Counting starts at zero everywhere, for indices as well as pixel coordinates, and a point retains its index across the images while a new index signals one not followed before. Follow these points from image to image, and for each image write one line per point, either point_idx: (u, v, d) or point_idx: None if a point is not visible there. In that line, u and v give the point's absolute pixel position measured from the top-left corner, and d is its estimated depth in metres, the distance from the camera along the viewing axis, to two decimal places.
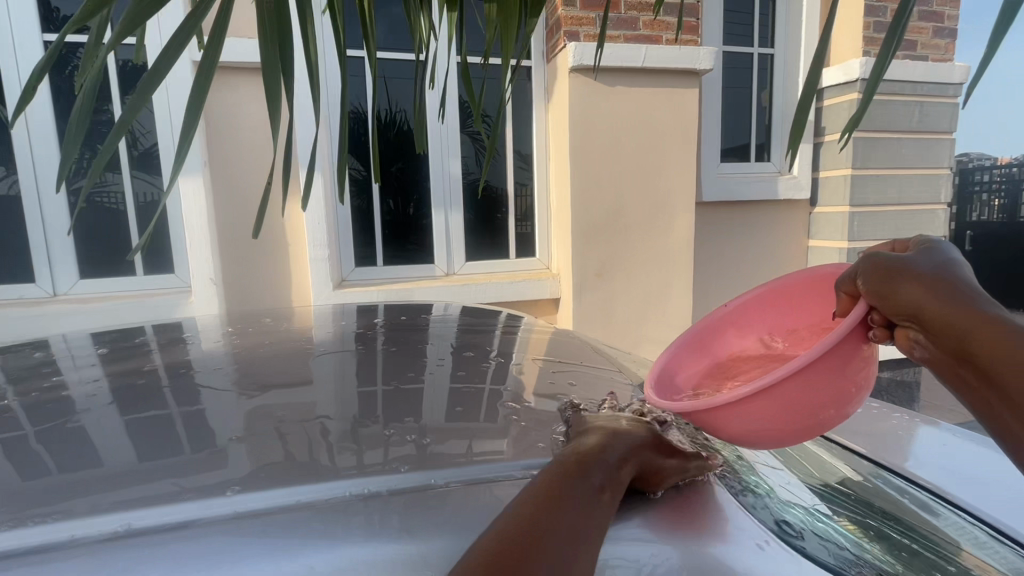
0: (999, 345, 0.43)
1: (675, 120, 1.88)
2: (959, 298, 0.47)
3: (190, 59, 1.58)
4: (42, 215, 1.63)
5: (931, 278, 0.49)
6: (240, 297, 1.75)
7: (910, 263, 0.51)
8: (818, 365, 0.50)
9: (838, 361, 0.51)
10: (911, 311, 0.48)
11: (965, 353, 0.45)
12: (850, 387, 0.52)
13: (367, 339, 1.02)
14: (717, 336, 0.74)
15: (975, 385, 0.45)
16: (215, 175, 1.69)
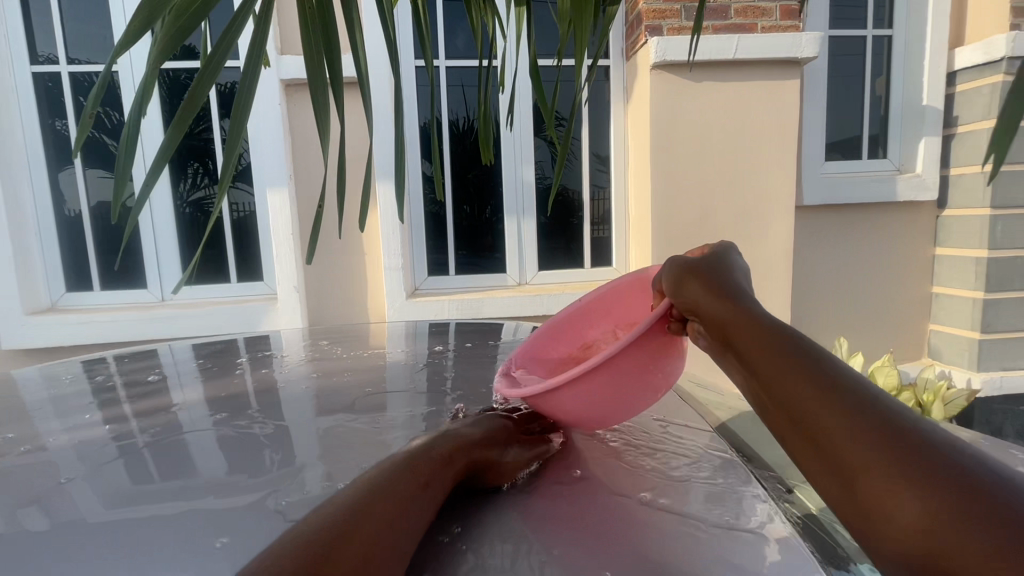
0: (762, 343, 0.47)
1: (770, 116, 1.70)
2: (730, 297, 0.53)
3: (278, 78, 1.66)
4: (154, 227, 1.80)
5: (708, 275, 0.56)
6: (322, 305, 1.82)
7: (699, 270, 0.58)
8: (627, 358, 0.57)
9: (642, 354, 0.57)
10: (694, 308, 0.55)
11: (734, 343, 0.50)
12: (656, 377, 0.59)
13: (436, 364, 1.00)
14: (578, 325, 0.83)
15: (739, 374, 0.50)
16: (299, 188, 1.76)
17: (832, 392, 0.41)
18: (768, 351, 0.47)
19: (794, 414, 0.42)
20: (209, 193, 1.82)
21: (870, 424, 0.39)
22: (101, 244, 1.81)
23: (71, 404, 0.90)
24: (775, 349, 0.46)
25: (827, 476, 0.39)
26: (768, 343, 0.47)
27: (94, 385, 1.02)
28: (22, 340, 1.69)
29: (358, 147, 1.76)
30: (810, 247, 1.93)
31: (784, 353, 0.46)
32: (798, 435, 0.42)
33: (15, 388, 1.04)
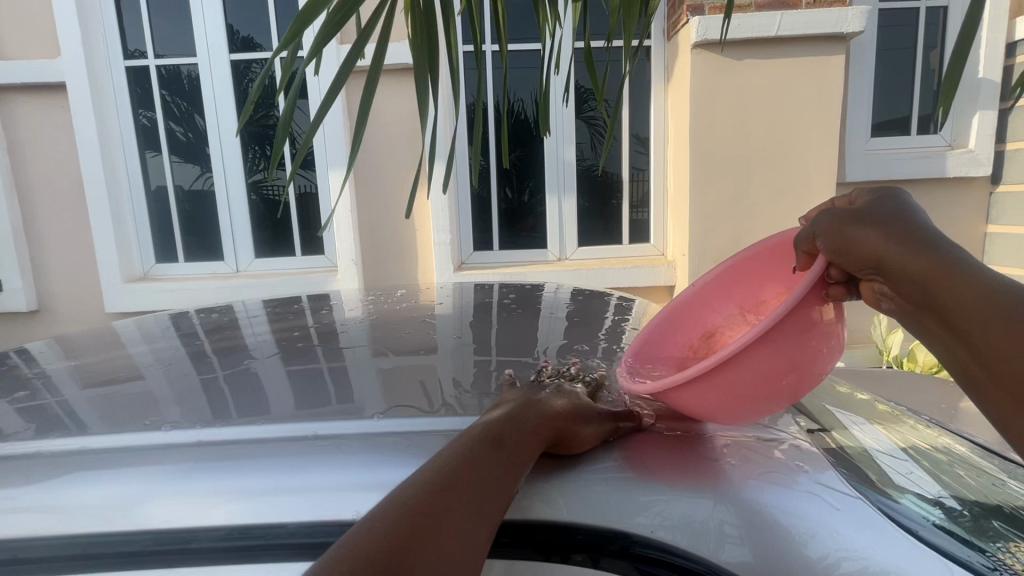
0: (972, 296, 0.41)
1: (817, 92, 1.71)
2: (917, 245, 0.45)
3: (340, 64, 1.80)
4: (230, 203, 1.99)
5: (887, 227, 0.46)
6: (375, 276, 1.97)
7: (864, 212, 0.48)
8: (783, 332, 0.47)
9: (798, 328, 0.48)
10: (873, 262, 0.46)
11: (931, 302, 0.42)
12: (819, 353, 0.49)
13: (483, 317, 1.11)
14: (692, 311, 0.73)
15: (939, 340, 0.43)
16: (357, 169, 1.91)
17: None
18: (970, 305, 0.41)
19: (1017, 380, 0.37)
20: (276, 176, 2.00)
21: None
22: (184, 220, 2.03)
23: (168, 346, 1.04)
24: (977, 300, 0.40)
25: None
26: (985, 298, 0.40)
27: (182, 333, 1.17)
28: (121, 304, 1.93)
29: (408, 129, 1.89)
30: None
31: (1004, 308, 0.40)
32: (1021, 393, 0.37)
33: (116, 335, 1.20)
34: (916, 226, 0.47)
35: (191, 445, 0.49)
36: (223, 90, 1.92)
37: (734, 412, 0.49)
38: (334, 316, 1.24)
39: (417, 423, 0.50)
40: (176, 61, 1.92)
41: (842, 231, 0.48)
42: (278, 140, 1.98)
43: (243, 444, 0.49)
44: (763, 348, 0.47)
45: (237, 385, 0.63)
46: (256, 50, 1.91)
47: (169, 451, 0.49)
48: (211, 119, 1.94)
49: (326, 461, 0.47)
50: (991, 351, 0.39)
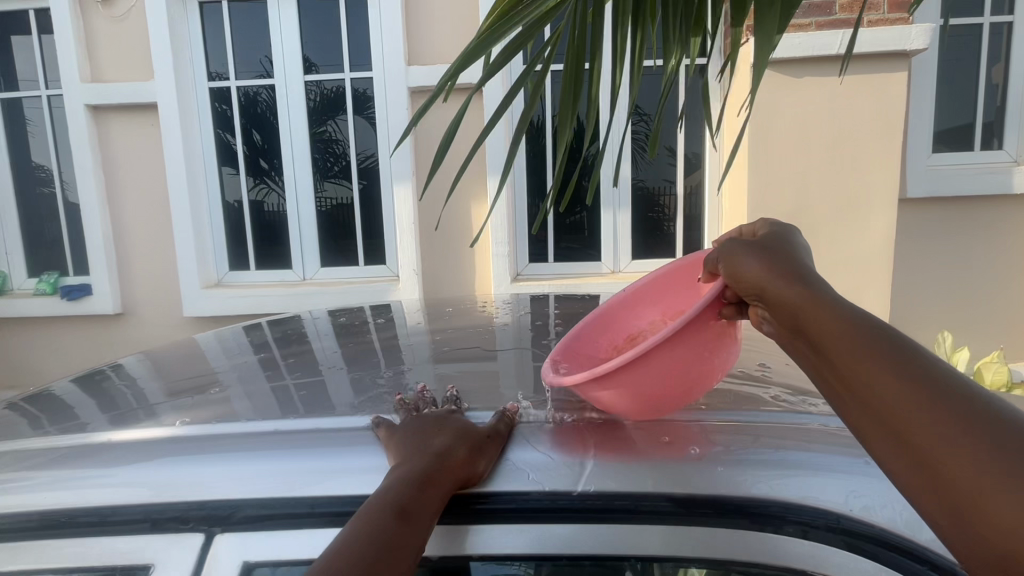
0: (839, 325, 0.41)
1: (876, 109, 1.72)
2: (794, 275, 0.45)
3: (407, 84, 1.90)
4: (298, 215, 2.12)
5: (770, 257, 0.48)
6: (434, 286, 2.05)
7: (755, 245, 0.50)
8: (679, 343, 0.50)
9: (692, 340, 0.51)
10: (755, 290, 0.46)
11: (802, 329, 0.43)
12: (710, 364, 0.53)
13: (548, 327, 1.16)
14: (619, 317, 0.74)
15: (812, 365, 0.43)
16: (420, 183, 2.00)
17: (927, 387, 0.37)
18: (837, 335, 0.41)
19: (877, 407, 0.38)
20: (343, 189, 2.10)
21: (991, 428, 0.35)
22: (257, 230, 2.15)
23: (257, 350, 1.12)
24: (843, 332, 0.41)
25: (899, 449, 0.37)
26: (850, 328, 0.40)
27: (264, 337, 1.25)
28: (198, 309, 2.05)
29: (469, 146, 1.97)
30: (915, 238, 1.90)
31: (867, 343, 0.40)
32: (877, 426, 0.38)
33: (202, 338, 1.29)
34: (802, 260, 0.48)
35: (350, 433, 0.53)
36: (297, 109, 2.05)
37: (669, 401, 0.51)
38: (404, 325, 1.30)
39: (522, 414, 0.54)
40: (254, 82, 2.05)
41: (733, 258, 0.49)
42: (346, 156, 2.08)
43: (363, 431, 0.54)
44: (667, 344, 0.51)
45: (368, 386, 0.67)
46: (328, 71, 2.03)
47: (330, 438, 0.53)
48: (285, 136, 2.07)
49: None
50: (855, 386, 0.39)
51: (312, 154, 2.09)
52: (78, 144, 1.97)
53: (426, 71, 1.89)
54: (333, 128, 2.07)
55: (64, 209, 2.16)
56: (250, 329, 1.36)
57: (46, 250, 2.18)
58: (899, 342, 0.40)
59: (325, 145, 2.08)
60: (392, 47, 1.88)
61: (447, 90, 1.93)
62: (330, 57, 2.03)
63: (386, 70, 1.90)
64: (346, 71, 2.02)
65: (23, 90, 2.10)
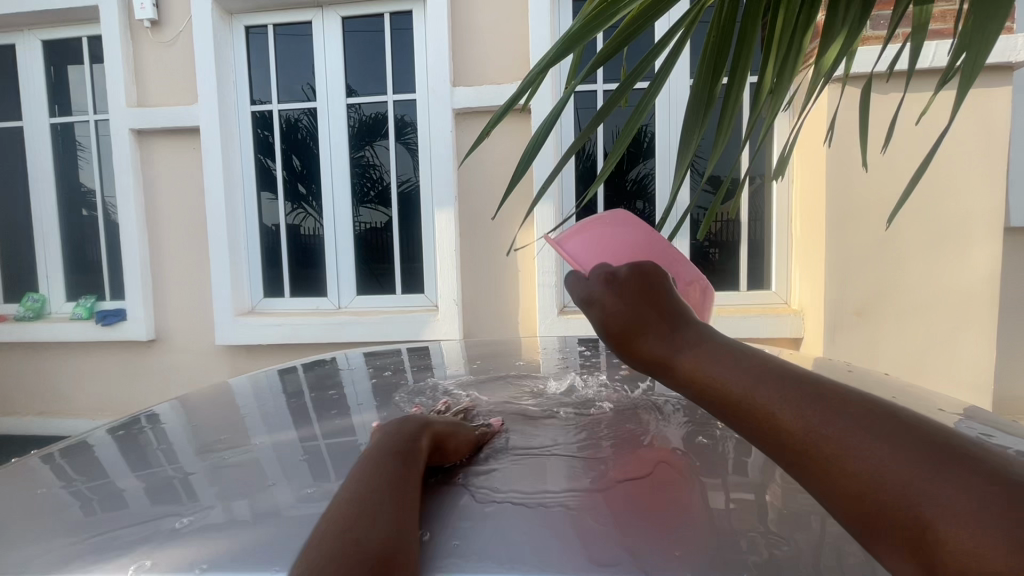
0: (757, 388, 0.36)
1: (974, 130, 1.53)
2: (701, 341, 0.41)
3: (452, 107, 1.82)
4: (337, 242, 2.04)
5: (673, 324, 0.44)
6: (475, 319, 1.92)
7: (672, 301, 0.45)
8: None
9: None
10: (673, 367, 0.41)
11: (730, 407, 0.37)
12: None
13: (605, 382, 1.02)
14: None
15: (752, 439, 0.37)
16: (463, 209, 1.89)
17: (904, 440, 0.31)
18: (755, 403, 0.36)
19: (831, 475, 0.32)
20: (383, 215, 2.02)
21: (962, 462, 0.30)
22: (294, 257, 2.09)
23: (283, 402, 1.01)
24: (761, 398, 0.36)
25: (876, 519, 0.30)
26: (762, 393, 0.36)
27: (291, 385, 1.14)
28: (231, 338, 1.97)
29: (515, 168, 1.85)
30: (1018, 274, 1.68)
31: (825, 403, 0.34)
32: (853, 506, 0.31)
33: (227, 385, 1.19)
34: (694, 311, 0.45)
35: None
36: (339, 134, 1.99)
37: None
38: (443, 373, 1.18)
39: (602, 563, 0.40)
40: (296, 106, 2.01)
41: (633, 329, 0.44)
42: (387, 181, 2.00)
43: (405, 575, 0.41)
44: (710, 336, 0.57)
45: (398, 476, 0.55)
46: (372, 94, 1.97)
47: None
48: (325, 161, 2.01)
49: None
50: (832, 465, 0.32)
51: (352, 178, 2.01)
52: (122, 169, 1.95)
53: (471, 92, 1.80)
54: (372, 153, 2.00)
55: (105, 234, 2.14)
56: (280, 374, 1.26)
57: (86, 276, 2.16)
58: (809, 382, 0.36)
59: (365, 170, 2.02)
60: (438, 67, 1.80)
61: (493, 111, 1.83)
62: (373, 80, 1.97)
63: (431, 92, 1.82)
64: (388, 94, 1.95)
65: (74, 118, 2.12)
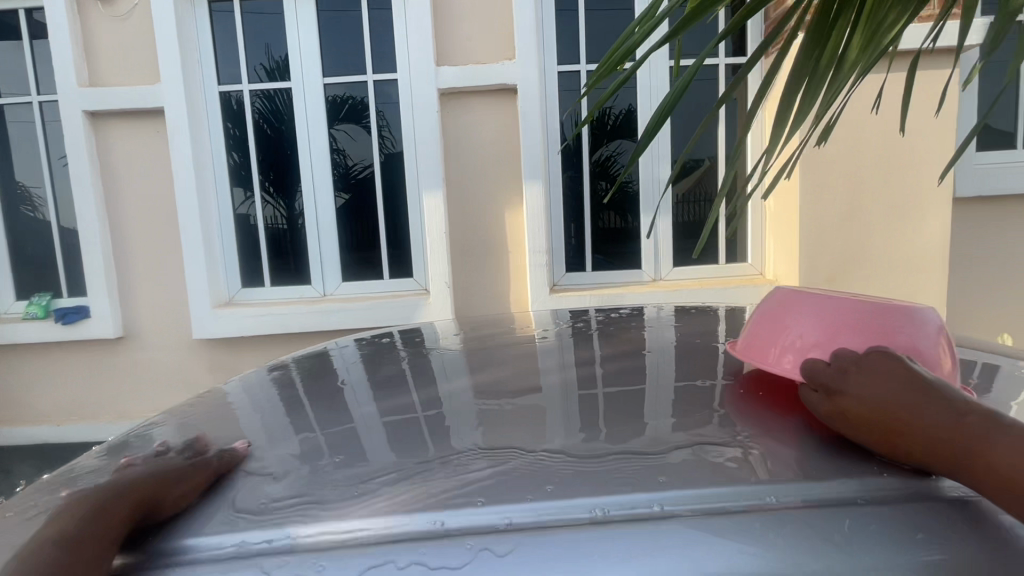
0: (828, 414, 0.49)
1: (926, 109, 1.68)
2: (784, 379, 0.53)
3: (436, 88, 1.79)
4: (318, 228, 1.98)
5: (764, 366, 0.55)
6: (465, 300, 1.93)
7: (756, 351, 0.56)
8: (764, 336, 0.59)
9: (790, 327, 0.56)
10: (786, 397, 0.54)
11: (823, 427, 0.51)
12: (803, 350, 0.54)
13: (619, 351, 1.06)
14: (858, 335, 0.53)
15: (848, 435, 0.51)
16: (450, 192, 1.88)
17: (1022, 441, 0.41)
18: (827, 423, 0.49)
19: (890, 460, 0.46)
20: (366, 200, 1.98)
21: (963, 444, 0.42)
22: (270, 245, 2.01)
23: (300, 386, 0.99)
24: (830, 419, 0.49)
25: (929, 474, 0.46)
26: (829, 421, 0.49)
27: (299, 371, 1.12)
28: (209, 331, 1.89)
29: (502, 148, 1.86)
30: (962, 239, 1.86)
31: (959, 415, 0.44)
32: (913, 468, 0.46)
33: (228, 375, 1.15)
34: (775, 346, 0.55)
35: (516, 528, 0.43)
36: (316, 116, 1.92)
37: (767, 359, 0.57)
38: (455, 351, 1.19)
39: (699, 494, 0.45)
40: (267, 86, 1.92)
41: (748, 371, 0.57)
42: (370, 164, 1.95)
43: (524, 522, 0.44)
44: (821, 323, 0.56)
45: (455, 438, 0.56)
46: (349, 73, 1.90)
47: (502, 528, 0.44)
48: (303, 144, 1.93)
49: (681, 539, 0.42)
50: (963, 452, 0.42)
51: (331, 161, 1.95)
52: (75, 155, 1.80)
53: (456, 72, 1.78)
54: (351, 135, 1.95)
55: (57, 227, 1.97)
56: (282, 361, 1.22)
57: (36, 273, 1.99)
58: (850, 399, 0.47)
59: (345, 153, 1.96)
60: (422, 45, 1.77)
61: (478, 91, 1.82)
62: (349, 58, 1.90)
63: (414, 72, 1.79)
64: (367, 73, 1.89)
65: (10, 99, 1.92)
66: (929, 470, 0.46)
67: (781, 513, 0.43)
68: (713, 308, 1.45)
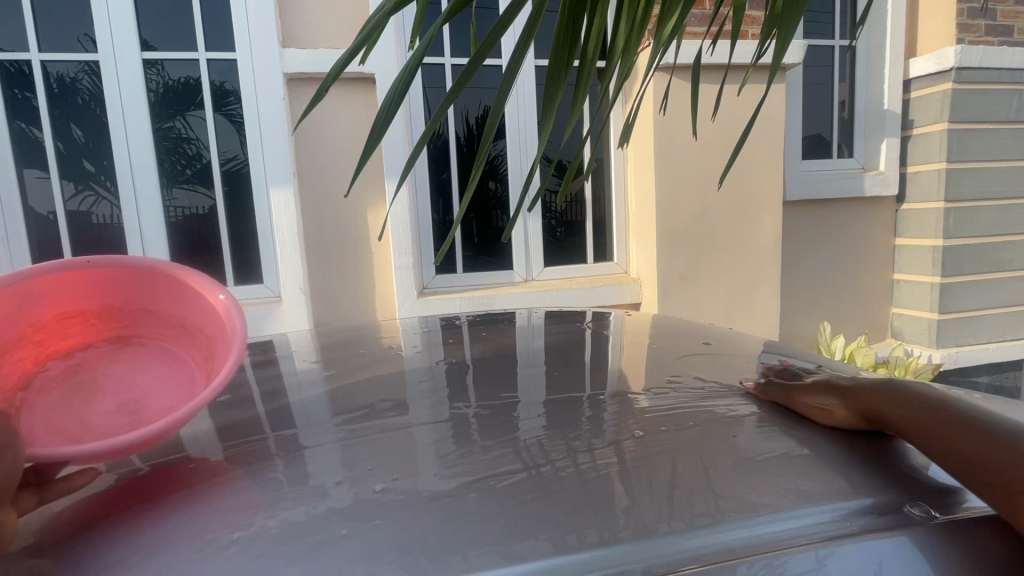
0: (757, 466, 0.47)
1: (762, 122, 1.84)
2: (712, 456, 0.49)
3: (282, 71, 1.61)
4: (140, 226, 1.68)
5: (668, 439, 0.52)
6: (325, 309, 1.76)
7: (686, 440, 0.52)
8: (156, 329, 0.56)
9: (156, 323, 0.56)
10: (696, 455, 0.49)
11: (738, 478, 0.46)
12: (166, 324, 0.56)
13: (466, 363, 1.01)
14: (124, 312, 0.55)
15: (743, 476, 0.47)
16: (303, 186, 1.71)
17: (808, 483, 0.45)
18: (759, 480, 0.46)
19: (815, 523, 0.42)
20: (204, 196, 1.72)
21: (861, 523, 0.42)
22: (79, 247, 1.67)
23: None
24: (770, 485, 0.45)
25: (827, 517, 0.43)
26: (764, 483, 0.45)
27: None
28: None
29: (361, 142, 1.72)
30: (792, 239, 2.07)
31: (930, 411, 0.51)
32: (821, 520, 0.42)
33: None
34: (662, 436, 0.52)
35: None
36: (134, 96, 1.62)
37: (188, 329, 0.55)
38: (287, 368, 1.04)
39: (481, 559, 0.38)
40: (63, 54, 1.57)
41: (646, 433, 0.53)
42: (207, 155, 1.71)
43: None
44: (147, 328, 0.56)
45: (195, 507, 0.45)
46: (175, 52, 1.64)
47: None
48: (119, 129, 1.63)
49: None
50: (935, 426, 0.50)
51: (157, 149, 1.67)
52: None
53: (305, 56, 1.61)
54: (181, 122, 1.68)
55: None
56: None
57: None
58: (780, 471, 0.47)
59: (176, 143, 1.69)
60: (265, 24, 1.58)
61: (333, 79, 1.67)
62: (175, 30, 1.63)
63: (255, 52, 1.60)
64: (199, 51, 1.64)
65: None
66: (739, 496, 0.44)
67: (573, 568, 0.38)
68: (576, 310, 1.45)
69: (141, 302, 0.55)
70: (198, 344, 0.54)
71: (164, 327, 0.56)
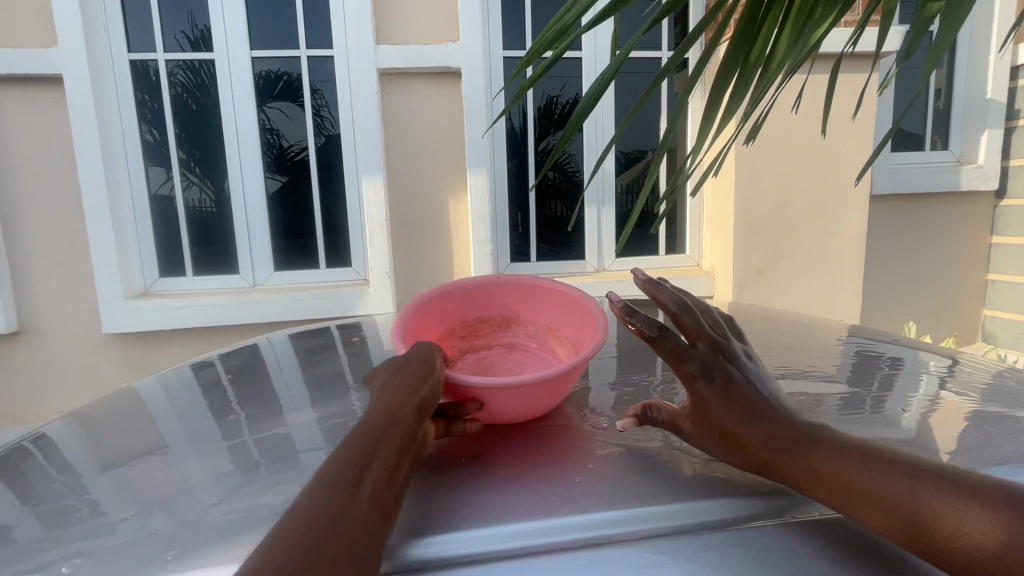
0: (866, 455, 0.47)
1: (850, 113, 1.78)
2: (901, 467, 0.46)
3: (375, 67, 1.70)
4: (246, 212, 1.84)
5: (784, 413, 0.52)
6: (408, 291, 1.87)
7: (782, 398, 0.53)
8: (514, 333, 0.81)
9: (522, 330, 0.81)
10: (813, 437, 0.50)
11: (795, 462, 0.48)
12: (522, 330, 0.81)
13: None
14: (506, 320, 0.80)
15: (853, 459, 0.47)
16: (391, 176, 1.81)
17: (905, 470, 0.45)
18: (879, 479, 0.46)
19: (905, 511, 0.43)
20: (299, 184, 1.86)
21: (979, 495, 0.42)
22: (194, 232, 1.85)
23: (208, 367, 0.91)
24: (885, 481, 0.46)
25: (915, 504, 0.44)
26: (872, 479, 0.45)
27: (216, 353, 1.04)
28: (123, 325, 1.73)
29: (445, 133, 1.80)
30: (877, 234, 2.00)
31: (739, 404, 0.52)
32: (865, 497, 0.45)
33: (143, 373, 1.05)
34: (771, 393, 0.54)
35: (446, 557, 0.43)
36: (243, 91, 1.77)
37: (544, 327, 0.79)
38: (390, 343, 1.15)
39: (624, 512, 0.46)
40: (183, 54, 1.74)
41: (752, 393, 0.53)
42: (304, 147, 1.84)
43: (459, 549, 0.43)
44: (529, 333, 0.80)
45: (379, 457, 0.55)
46: (279, 49, 1.76)
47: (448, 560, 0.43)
48: (229, 124, 1.79)
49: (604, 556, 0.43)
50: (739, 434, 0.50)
51: (261, 141, 1.81)
52: None
53: (397, 51, 1.70)
54: (282, 116, 1.82)
55: None
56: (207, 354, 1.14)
57: None
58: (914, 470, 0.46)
59: (276, 135, 1.83)
60: (361, 21, 1.68)
61: (420, 73, 1.75)
62: (280, 30, 1.76)
63: (351, 49, 1.69)
64: (300, 48, 1.76)
65: None
66: None
67: (704, 526, 0.45)
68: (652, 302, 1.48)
69: (522, 314, 0.80)
70: (551, 347, 0.78)
71: (517, 328, 0.81)
